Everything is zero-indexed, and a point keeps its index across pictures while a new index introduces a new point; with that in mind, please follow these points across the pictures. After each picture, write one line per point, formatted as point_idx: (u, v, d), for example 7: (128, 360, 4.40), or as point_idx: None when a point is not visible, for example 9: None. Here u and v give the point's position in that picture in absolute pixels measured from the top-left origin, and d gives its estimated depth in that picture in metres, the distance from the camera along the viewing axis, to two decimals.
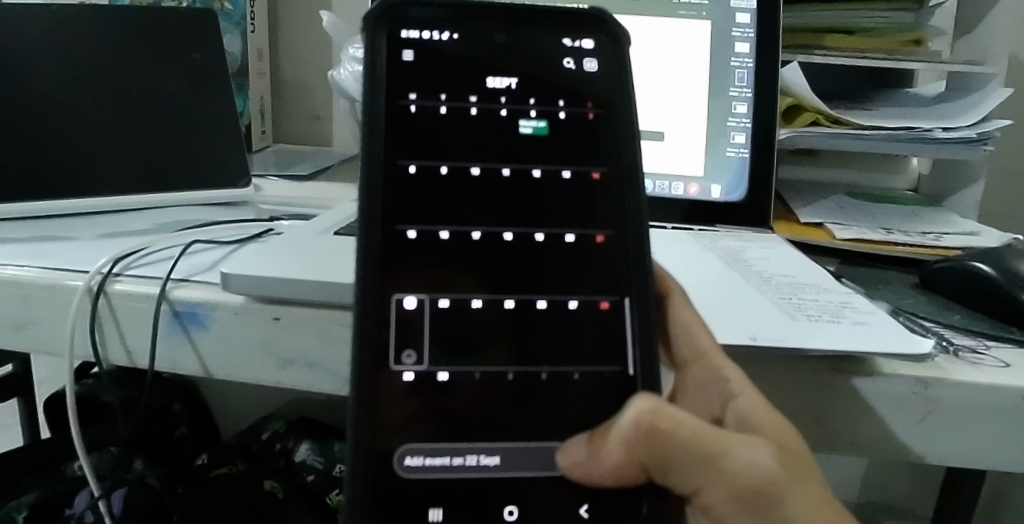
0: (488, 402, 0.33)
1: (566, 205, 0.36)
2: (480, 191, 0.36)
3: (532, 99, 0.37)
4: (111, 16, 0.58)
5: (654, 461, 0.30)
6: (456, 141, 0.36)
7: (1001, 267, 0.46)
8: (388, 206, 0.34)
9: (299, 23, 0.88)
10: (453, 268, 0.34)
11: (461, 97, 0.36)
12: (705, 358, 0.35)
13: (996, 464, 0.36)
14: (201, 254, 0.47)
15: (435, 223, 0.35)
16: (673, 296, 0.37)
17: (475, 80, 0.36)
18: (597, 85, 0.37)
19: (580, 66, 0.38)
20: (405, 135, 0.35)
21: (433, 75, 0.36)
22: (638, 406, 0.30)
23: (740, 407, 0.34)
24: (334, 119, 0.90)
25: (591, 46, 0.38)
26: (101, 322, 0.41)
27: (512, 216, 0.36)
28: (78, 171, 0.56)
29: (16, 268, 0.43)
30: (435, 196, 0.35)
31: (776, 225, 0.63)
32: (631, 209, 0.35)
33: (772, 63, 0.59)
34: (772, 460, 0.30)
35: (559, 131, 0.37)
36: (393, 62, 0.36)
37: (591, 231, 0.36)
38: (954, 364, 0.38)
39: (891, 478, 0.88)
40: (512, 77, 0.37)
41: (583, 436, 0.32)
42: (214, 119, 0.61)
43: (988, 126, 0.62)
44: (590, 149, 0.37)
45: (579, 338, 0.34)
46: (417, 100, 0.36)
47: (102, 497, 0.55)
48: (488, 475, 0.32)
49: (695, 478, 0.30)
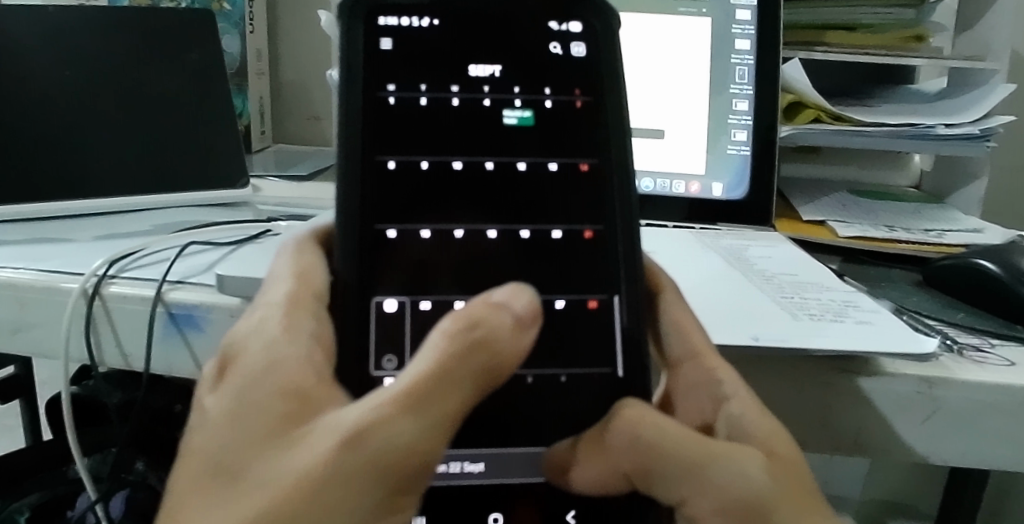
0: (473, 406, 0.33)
1: (554, 200, 0.35)
2: (464, 186, 0.35)
3: (516, 87, 0.36)
4: (106, 16, 0.58)
5: (636, 470, 0.31)
6: (437, 135, 0.35)
7: (1005, 264, 0.46)
8: (366, 206, 0.34)
9: (298, 23, 0.88)
10: (434, 269, 0.34)
11: (442, 87, 0.35)
12: (698, 357, 0.35)
13: (1003, 465, 0.36)
14: (197, 256, 0.47)
15: (416, 222, 0.34)
16: (667, 295, 0.37)
17: (456, 68, 0.35)
18: (586, 70, 0.36)
19: (567, 52, 0.36)
20: (383, 131, 0.34)
21: (413, 64, 0.35)
22: (623, 412, 0.31)
23: (732, 412, 0.33)
24: (334, 119, 0.90)
25: (579, 29, 0.36)
26: (96, 324, 0.41)
27: (496, 214, 0.35)
28: (76, 173, 0.56)
29: (12, 271, 0.43)
30: (416, 193, 0.35)
31: (778, 223, 0.63)
32: (621, 205, 0.35)
33: (773, 59, 0.59)
34: (760, 473, 0.30)
35: (546, 121, 0.36)
36: (370, 51, 0.35)
37: (579, 228, 0.35)
38: (959, 363, 0.38)
39: (894, 476, 0.88)
40: (496, 64, 0.36)
41: (568, 443, 0.32)
42: (212, 119, 0.61)
43: (990, 122, 0.61)
44: (578, 141, 0.36)
45: (563, 338, 0.34)
46: (396, 91, 0.35)
47: (100, 501, 0.55)
48: (473, 481, 0.32)
49: (679, 486, 0.30)
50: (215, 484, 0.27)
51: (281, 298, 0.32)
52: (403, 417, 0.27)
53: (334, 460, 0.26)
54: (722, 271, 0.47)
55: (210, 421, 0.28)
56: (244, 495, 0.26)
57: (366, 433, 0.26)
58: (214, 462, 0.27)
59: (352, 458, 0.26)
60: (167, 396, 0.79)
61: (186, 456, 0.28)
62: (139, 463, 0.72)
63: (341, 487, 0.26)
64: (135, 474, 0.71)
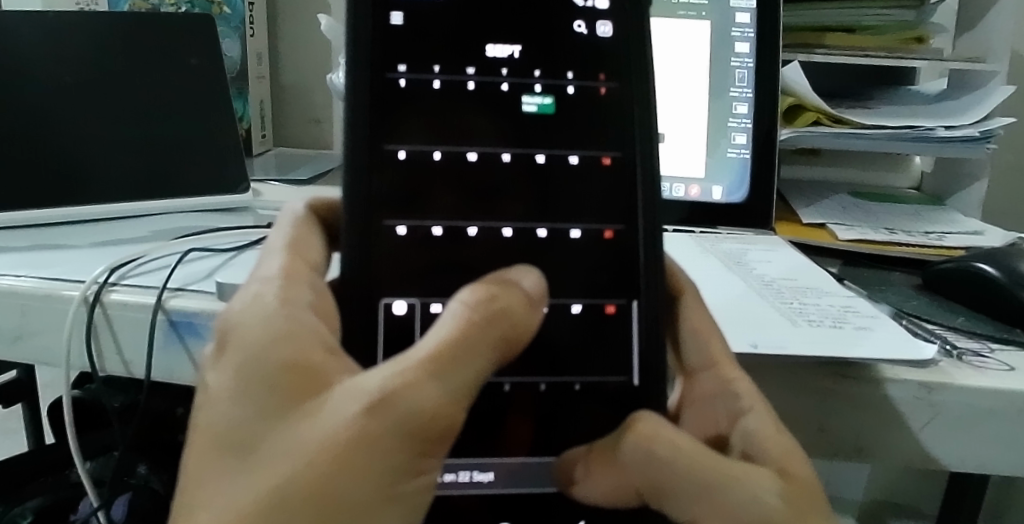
0: (488, 416, 0.33)
1: (576, 195, 0.36)
2: (479, 181, 0.35)
3: (536, 71, 0.35)
4: (106, 22, 0.58)
5: (648, 486, 0.31)
6: (451, 126, 0.35)
7: (1004, 268, 0.46)
8: (377, 201, 0.34)
9: (298, 26, 0.88)
10: (445, 268, 0.34)
11: (457, 70, 0.35)
12: (717, 366, 0.35)
13: (1001, 469, 0.36)
14: (198, 263, 0.47)
15: (428, 218, 0.35)
16: (687, 298, 0.37)
17: (474, 50, 0.35)
18: (609, 53, 0.36)
19: (592, 30, 0.36)
20: (394, 118, 0.34)
21: (427, 45, 0.35)
22: (636, 427, 0.31)
23: (748, 426, 0.33)
24: (334, 122, 0.90)
25: (605, 7, 0.36)
26: (96, 332, 0.41)
27: (511, 209, 0.35)
28: (77, 179, 0.56)
29: (13, 278, 0.43)
30: (429, 186, 0.35)
31: (778, 227, 0.63)
32: (646, 204, 0.35)
33: (772, 62, 0.59)
34: (774, 498, 0.30)
35: (565, 109, 0.36)
36: (380, 27, 0.34)
37: (601, 227, 0.35)
38: (958, 368, 0.38)
39: (896, 477, 0.88)
40: (515, 44, 0.35)
41: (582, 450, 0.33)
42: (212, 125, 0.61)
43: (990, 124, 0.61)
44: (598, 132, 0.36)
45: (577, 340, 0.35)
46: (407, 73, 0.34)
47: (103, 506, 0.55)
48: (484, 491, 0.33)
49: (692, 507, 0.31)
50: (237, 456, 0.27)
51: (276, 270, 0.32)
52: (426, 382, 0.27)
53: (362, 423, 0.26)
54: (722, 275, 0.47)
55: (222, 394, 0.28)
56: (270, 463, 0.26)
57: (394, 395, 0.27)
58: (233, 434, 0.27)
59: (381, 419, 0.26)
60: (167, 398, 0.79)
61: (201, 429, 0.28)
62: (141, 467, 0.73)
63: (368, 448, 0.26)
64: (137, 478, 0.71)
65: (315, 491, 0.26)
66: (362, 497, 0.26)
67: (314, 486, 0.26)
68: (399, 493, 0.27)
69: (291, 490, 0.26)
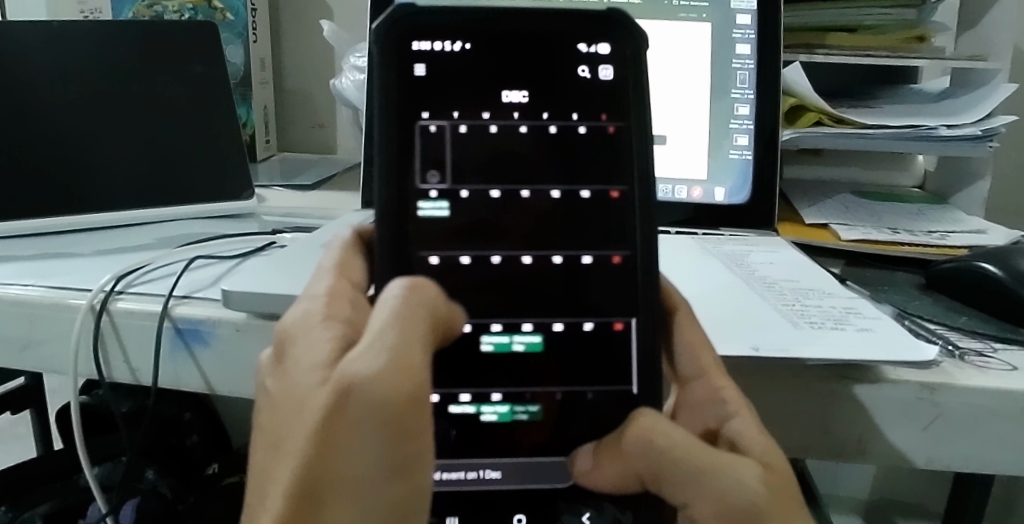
0: (505, 424, 0.34)
1: (588, 228, 0.36)
2: (498, 216, 0.35)
3: (545, 113, 0.35)
4: (109, 31, 0.58)
5: (648, 474, 0.32)
6: (472, 163, 0.36)
7: (1007, 267, 0.46)
8: (398, 240, 0.34)
9: (300, 32, 0.88)
10: (473, 294, 0.35)
11: (474, 114, 0.35)
12: (706, 376, 0.35)
13: (1002, 467, 0.36)
14: (202, 270, 0.47)
15: (455, 248, 0.35)
16: (680, 316, 0.36)
17: (489, 95, 0.35)
18: (609, 95, 0.35)
19: (595, 75, 0.36)
20: (416, 160, 0.35)
21: (446, 92, 0.35)
22: (637, 422, 0.32)
23: (732, 430, 0.34)
24: (338, 126, 0.91)
25: (607, 51, 0.35)
26: (104, 340, 0.41)
27: (520, 239, 0.35)
28: (86, 188, 0.57)
29: (21, 288, 0.43)
30: (455, 222, 0.35)
31: (782, 226, 0.63)
32: (642, 231, 0.35)
33: (773, 64, 0.59)
34: (761, 486, 0.30)
35: (571, 148, 0.36)
36: (405, 79, 0.35)
37: (606, 253, 0.35)
38: (961, 370, 0.38)
39: (904, 477, 0.88)
40: (524, 89, 0.35)
41: (591, 445, 0.34)
42: (216, 131, 0.62)
43: (994, 121, 0.61)
44: (604, 167, 0.36)
45: (601, 356, 0.35)
46: (430, 119, 0.35)
47: (111, 513, 0.53)
48: (495, 487, 0.34)
49: (685, 490, 0.31)
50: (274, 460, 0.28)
51: (323, 290, 0.32)
52: (380, 358, 0.27)
53: (334, 406, 0.26)
54: (722, 278, 0.47)
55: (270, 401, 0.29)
56: (290, 456, 0.27)
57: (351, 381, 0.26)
58: (274, 437, 0.28)
59: (343, 403, 0.26)
60: (175, 404, 0.85)
61: (259, 433, 0.30)
62: (149, 471, 0.73)
63: (347, 426, 0.26)
64: (146, 482, 0.71)
65: (319, 474, 0.27)
66: (364, 477, 0.27)
67: (315, 465, 0.27)
68: (409, 466, 0.27)
69: (303, 475, 0.27)
